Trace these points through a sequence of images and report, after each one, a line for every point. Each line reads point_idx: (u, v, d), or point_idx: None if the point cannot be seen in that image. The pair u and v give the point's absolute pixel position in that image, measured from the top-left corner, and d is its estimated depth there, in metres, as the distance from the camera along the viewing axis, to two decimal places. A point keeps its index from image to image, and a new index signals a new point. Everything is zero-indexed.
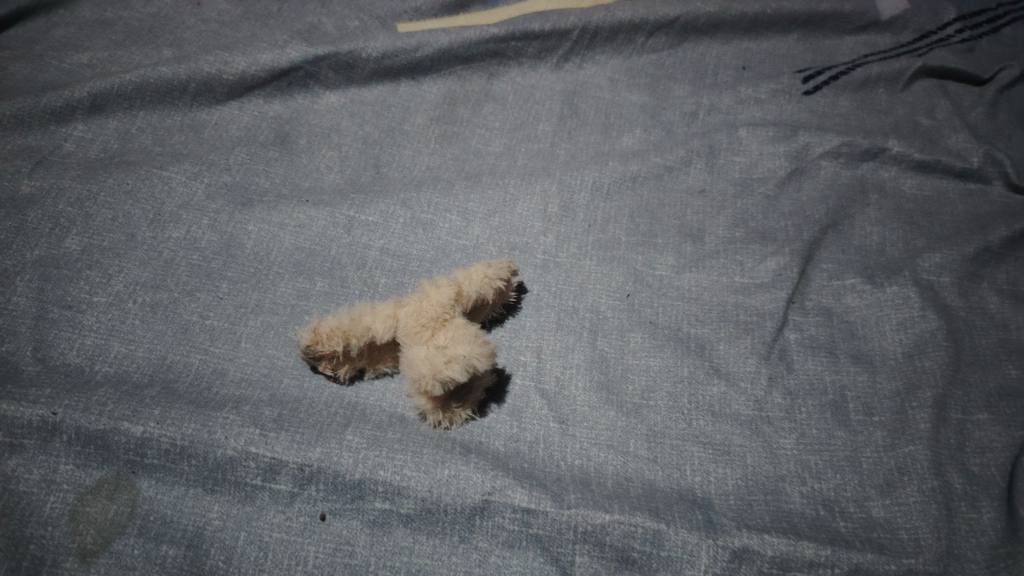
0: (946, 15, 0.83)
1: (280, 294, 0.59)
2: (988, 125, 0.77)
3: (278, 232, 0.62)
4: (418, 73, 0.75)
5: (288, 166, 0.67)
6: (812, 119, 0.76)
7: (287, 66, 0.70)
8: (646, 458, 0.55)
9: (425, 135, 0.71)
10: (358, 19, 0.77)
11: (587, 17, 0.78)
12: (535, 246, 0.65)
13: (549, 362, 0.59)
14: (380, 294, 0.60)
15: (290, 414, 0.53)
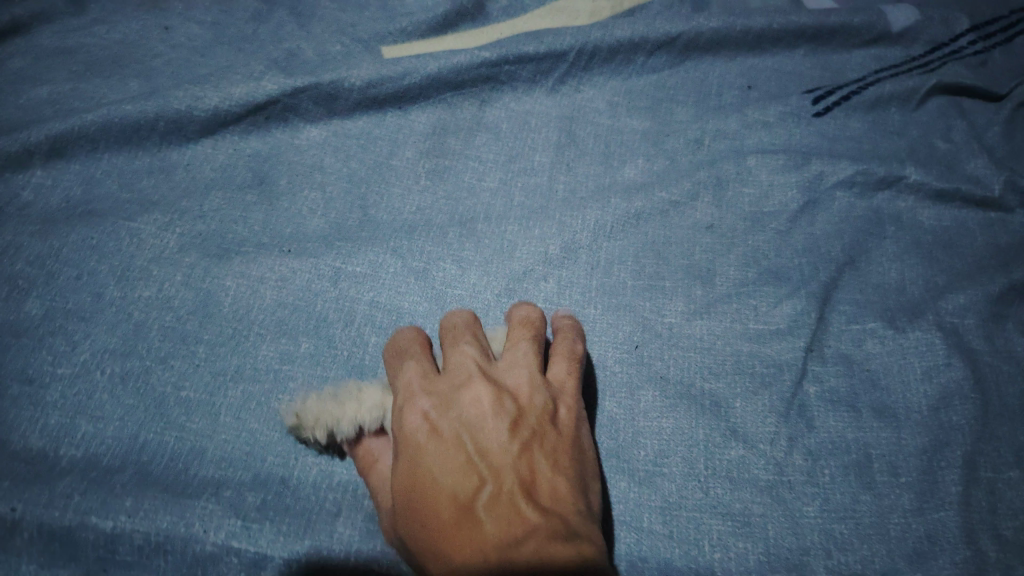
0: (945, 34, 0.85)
1: (262, 358, 0.54)
2: (1008, 146, 0.77)
3: (258, 286, 0.58)
4: (406, 101, 0.70)
5: (268, 210, 0.62)
6: (824, 143, 0.74)
7: (264, 100, 0.66)
8: (663, 535, 0.51)
9: (415, 170, 0.67)
10: (341, 43, 0.73)
11: (584, 38, 0.75)
12: (535, 294, 0.61)
13: None
14: (370, 355, 0.55)
15: (275, 499, 0.49)
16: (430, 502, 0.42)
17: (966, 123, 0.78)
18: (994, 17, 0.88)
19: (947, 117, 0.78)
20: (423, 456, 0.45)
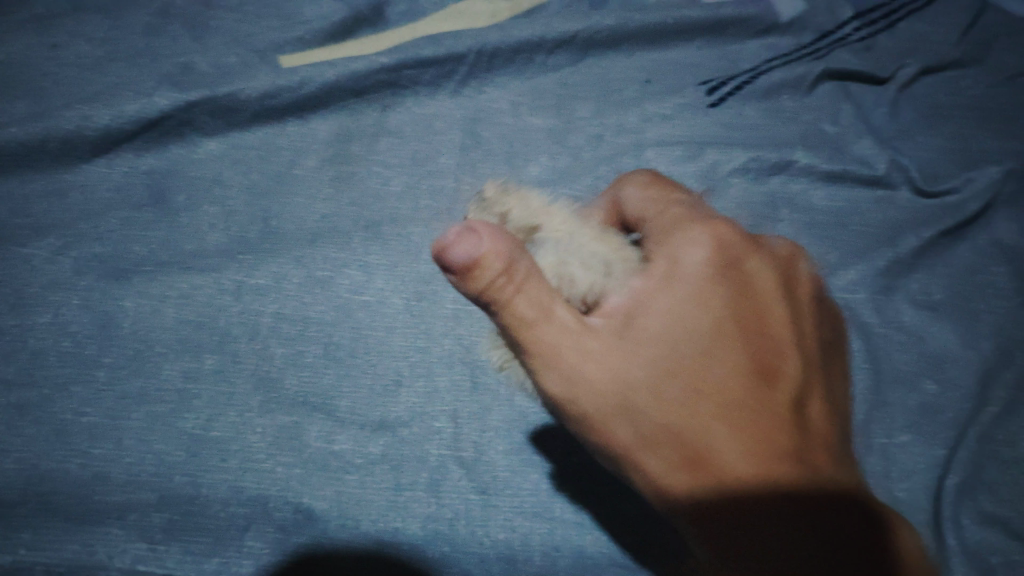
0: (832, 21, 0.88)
1: (166, 378, 0.54)
2: (893, 126, 0.80)
3: (160, 305, 0.57)
4: (307, 111, 0.70)
5: (169, 228, 0.61)
6: (720, 132, 0.77)
7: (157, 116, 0.65)
8: (576, 523, 0.52)
9: (318, 179, 0.66)
10: (236, 54, 0.72)
11: (482, 40, 0.76)
12: (443, 295, 0.61)
13: (465, 426, 0.55)
14: (277, 367, 0.55)
15: (183, 520, 0.48)
16: (719, 390, 0.44)
17: (853, 107, 0.81)
18: (876, 4, 0.91)
19: (835, 102, 0.82)
20: (691, 321, 0.45)
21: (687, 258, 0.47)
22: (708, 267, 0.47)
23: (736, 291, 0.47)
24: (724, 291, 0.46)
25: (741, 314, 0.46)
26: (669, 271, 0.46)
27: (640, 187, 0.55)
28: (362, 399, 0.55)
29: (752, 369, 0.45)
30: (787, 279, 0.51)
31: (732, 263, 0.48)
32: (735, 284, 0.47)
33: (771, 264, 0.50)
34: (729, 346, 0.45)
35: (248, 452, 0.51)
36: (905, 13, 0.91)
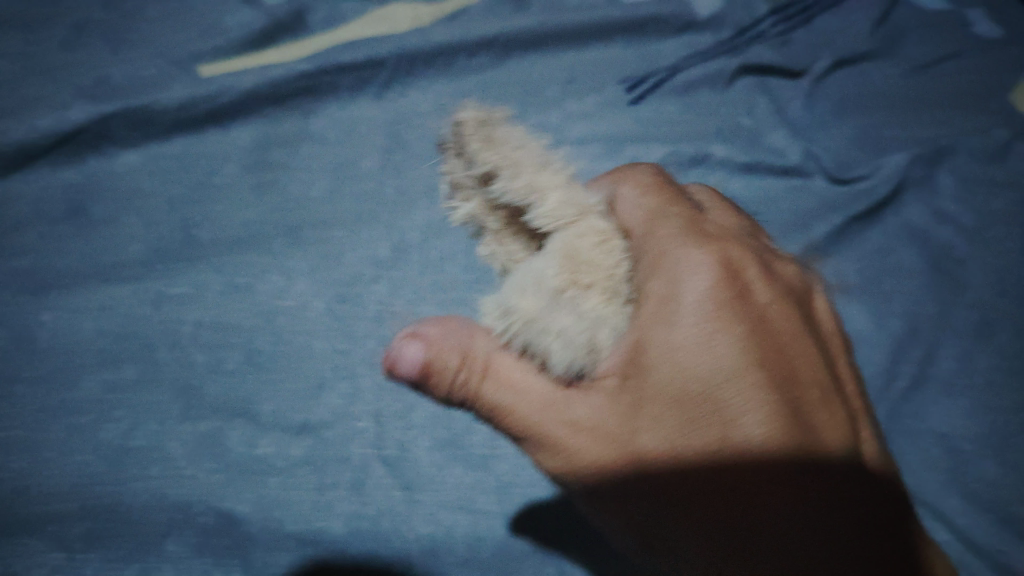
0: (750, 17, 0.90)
1: (85, 389, 0.54)
2: (807, 117, 0.83)
3: (79, 317, 0.58)
4: (227, 120, 0.70)
5: (87, 240, 0.62)
6: (640, 129, 0.79)
7: (72, 130, 0.65)
8: (498, 513, 0.53)
9: (240, 187, 0.67)
10: (155, 66, 0.72)
11: (402, 44, 0.76)
12: (367, 297, 0.62)
13: (389, 425, 0.56)
14: (198, 374, 0.56)
15: (102, 527, 0.48)
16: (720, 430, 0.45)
17: (768, 100, 0.84)
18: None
19: (751, 96, 0.84)
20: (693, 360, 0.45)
21: (690, 286, 0.47)
22: (706, 288, 0.47)
23: (732, 304, 0.48)
24: (724, 310, 0.47)
25: (740, 325, 0.47)
26: (665, 303, 0.46)
27: (636, 189, 0.59)
28: (285, 402, 0.56)
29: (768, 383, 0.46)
30: (780, 292, 0.52)
31: (725, 280, 0.48)
32: (730, 298, 0.48)
33: (762, 277, 0.52)
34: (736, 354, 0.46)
35: (170, 460, 0.52)
36: (822, 7, 0.93)
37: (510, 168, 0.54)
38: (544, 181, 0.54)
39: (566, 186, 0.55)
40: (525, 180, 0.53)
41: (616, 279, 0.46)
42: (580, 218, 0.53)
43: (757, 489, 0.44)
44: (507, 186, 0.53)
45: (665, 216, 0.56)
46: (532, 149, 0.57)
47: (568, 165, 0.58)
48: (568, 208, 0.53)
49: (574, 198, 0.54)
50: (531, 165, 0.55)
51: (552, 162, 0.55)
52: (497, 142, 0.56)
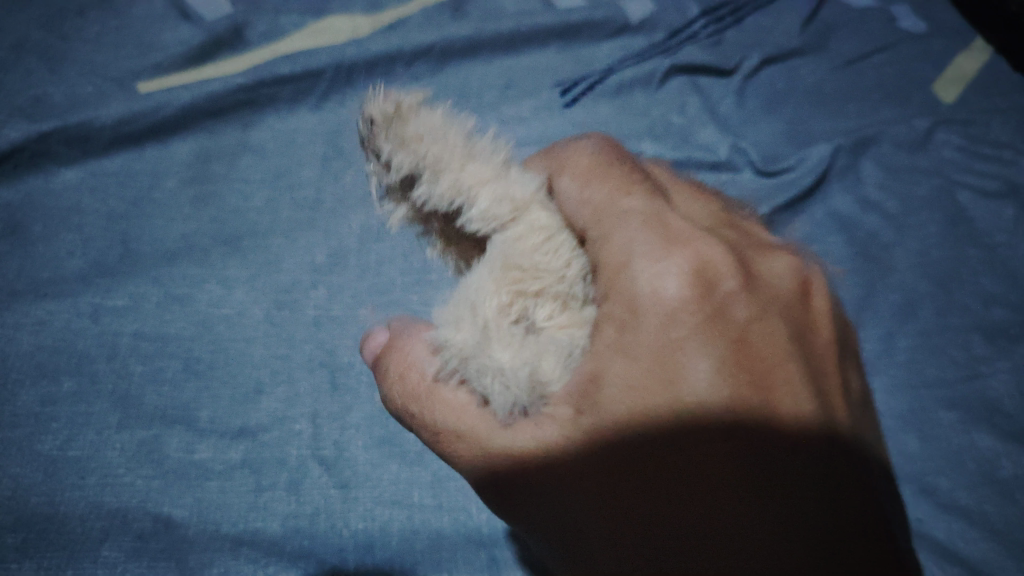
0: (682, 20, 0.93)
1: (22, 403, 0.55)
2: (739, 115, 0.85)
3: (14, 334, 0.58)
4: (165, 135, 0.71)
5: (23, 257, 0.62)
6: (575, 130, 0.81)
7: (8, 148, 0.65)
8: (433, 506, 0.55)
9: (177, 201, 0.68)
10: (91, 84, 0.72)
11: (339, 55, 0.78)
12: (304, 302, 0.63)
13: (325, 427, 0.57)
14: (136, 384, 0.57)
15: (37, 538, 0.49)
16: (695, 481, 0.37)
17: (701, 99, 0.86)
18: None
19: (683, 95, 0.86)
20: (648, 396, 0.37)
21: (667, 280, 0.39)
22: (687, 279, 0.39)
23: (715, 292, 0.39)
24: (702, 300, 0.39)
25: (719, 309, 0.39)
26: (632, 308, 0.38)
27: (578, 175, 0.43)
28: (223, 409, 0.57)
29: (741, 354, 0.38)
30: (793, 268, 0.45)
31: (708, 261, 0.40)
32: (711, 283, 0.39)
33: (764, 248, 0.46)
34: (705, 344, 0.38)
35: (107, 468, 0.53)
36: (751, 9, 0.96)
37: (429, 166, 0.39)
38: (472, 175, 0.40)
39: (495, 175, 0.40)
40: (448, 177, 0.39)
41: (567, 286, 0.39)
42: (522, 214, 0.40)
43: (734, 487, 0.37)
44: (433, 190, 0.40)
45: (636, 174, 0.45)
46: (460, 138, 0.41)
47: (496, 147, 0.43)
48: (503, 196, 0.40)
49: (509, 186, 0.40)
50: (453, 159, 0.40)
51: (477, 150, 0.41)
52: (410, 141, 0.40)
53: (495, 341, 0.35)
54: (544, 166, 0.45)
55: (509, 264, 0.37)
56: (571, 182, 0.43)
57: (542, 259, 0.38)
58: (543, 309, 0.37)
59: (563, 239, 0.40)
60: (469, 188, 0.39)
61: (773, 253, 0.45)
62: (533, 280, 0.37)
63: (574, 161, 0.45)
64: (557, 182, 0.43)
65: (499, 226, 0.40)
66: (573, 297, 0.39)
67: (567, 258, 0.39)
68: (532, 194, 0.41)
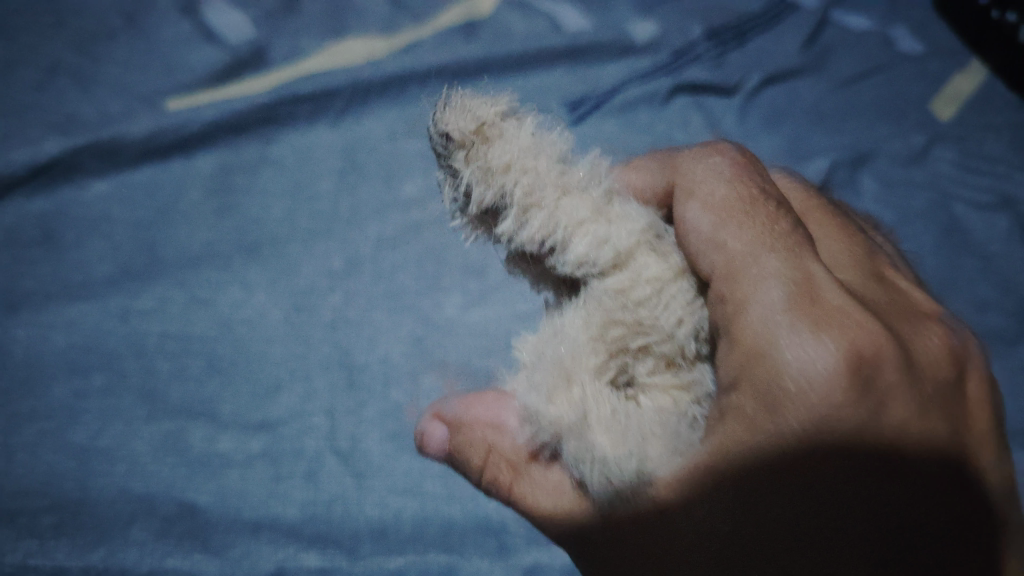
0: (692, 37, 0.91)
1: (55, 398, 0.60)
2: (739, 131, 0.86)
3: (49, 332, 0.63)
4: (190, 149, 0.74)
5: (56, 264, 0.66)
6: (581, 146, 0.82)
7: (46, 161, 0.70)
8: (443, 496, 0.58)
9: (202, 210, 0.71)
10: (121, 103, 0.75)
11: (356, 74, 0.79)
12: (322, 305, 0.66)
13: (341, 422, 0.60)
14: (163, 380, 0.61)
15: (71, 518, 0.55)
16: None
17: (703, 117, 0.87)
18: (730, 23, 0.93)
19: (687, 116, 0.87)
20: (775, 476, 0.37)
21: (811, 357, 0.37)
22: (837, 366, 0.37)
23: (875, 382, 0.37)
24: (858, 392, 0.37)
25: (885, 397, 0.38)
26: (759, 425, 0.38)
27: (705, 213, 0.43)
28: (244, 402, 0.61)
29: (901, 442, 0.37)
30: (953, 342, 0.43)
31: (874, 354, 0.38)
32: (872, 376, 0.37)
33: (925, 317, 0.44)
34: (871, 427, 0.37)
35: (135, 456, 0.58)
36: (756, 24, 0.94)
37: (532, 204, 0.42)
38: (568, 214, 0.41)
39: (595, 214, 0.42)
40: (542, 216, 0.41)
41: (676, 350, 0.41)
42: (625, 262, 0.41)
43: None
44: (529, 224, 0.42)
45: (784, 240, 0.42)
46: (551, 159, 0.43)
47: (590, 170, 0.44)
48: (604, 238, 0.41)
49: (612, 229, 0.41)
50: (547, 194, 0.42)
51: (572, 183, 0.43)
52: (498, 173, 0.42)
53: (591, 396, 0.40)
54: (657, 180, 0.47)
55: (612, 321, 0.40)
56: (705, 221, 0.43)
57: (648, 313, 0.40)
58: (645, 364, 0.41)
59: (676, 288, 0.42)
60: (569, 228, 0.41)
61: (937, 323, 0.44)
62: (636, 335, 0.40)
63: (706, 196, 0.44)
64: (687, 212, 0.44)
65: (601, 269, 0.41)
66: (683, 356, 0.41)
67: (677, 313, 0.41)
68: (638, 237, 0.42)
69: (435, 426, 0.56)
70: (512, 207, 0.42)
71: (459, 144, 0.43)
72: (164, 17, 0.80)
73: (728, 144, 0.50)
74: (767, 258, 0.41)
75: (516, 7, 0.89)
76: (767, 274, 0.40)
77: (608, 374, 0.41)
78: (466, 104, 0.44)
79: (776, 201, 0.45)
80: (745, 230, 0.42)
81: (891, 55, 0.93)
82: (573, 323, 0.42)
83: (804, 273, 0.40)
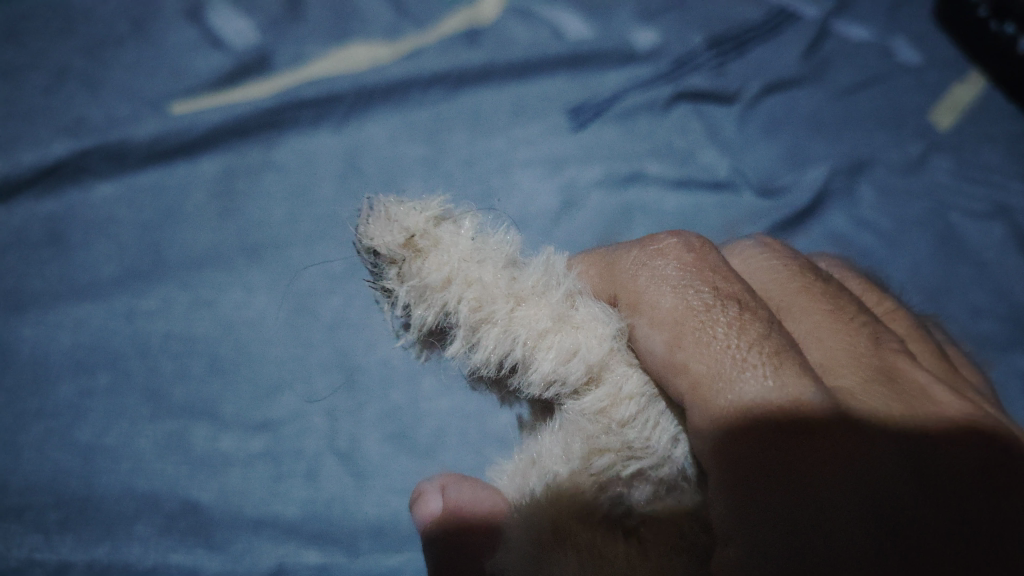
0: (693, 43, 0.91)
1: (61, 396, 0.62)
2: (739, 138, 0.87)
3: (56, 331, 0.65)
4: (194, 152, 0.74)
5: (64, 264, 0.68)
6: (580, 153, 0.83)
7: (53, 163, 0.72)
8: None
9: (206, 213, 0.71)
10: (128, 106, 0.76)
11: (360, 81, 0.80)
12: (323, 307, 0.66)
13: (341, 422, 0.62)
14: (168, 380, 0.63)
15: (78, 514, 0.59)
16: None
17: (703, 124, 0.87)
18: (731, 31, 0.93)
19: (686, 124, 0.87)
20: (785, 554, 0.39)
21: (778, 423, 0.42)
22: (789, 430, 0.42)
23: (854, 458, 0.41)
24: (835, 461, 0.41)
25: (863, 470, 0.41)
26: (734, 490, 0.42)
27: (665, 332, 0.48)
28: (245, 404, 0.62)
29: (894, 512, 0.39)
30: (961, 425, 0.44)
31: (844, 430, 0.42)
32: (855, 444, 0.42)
33: (929, 403, 0.46)
34: (851, 497, 0.40)
35: (139, 454, 0.61)
36: (756, 36, 0.93)
37: (483, 320, 0.53)
38: (529, 335, 0.52)
39: (554, 323, 0.52)
40: (496, 332, 0.52)
41: (674, 471, 0.50)
42: (597, 376, 0.51)
43: None
44: (489, 342, 0.53)
45: (763, 352, 0.45)
46: (489, 270, 0.54)
47: (533, 273, 0.55)
48: (570, 352, 0.51)
49: (577, 343, 0.51)
50: (500, 310, 0.53)
51: (524, 294, 0.53)
52: (437, 290, 0.54)
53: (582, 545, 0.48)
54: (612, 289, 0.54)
55: (601, 450, 0.50)
56: (660, 343, 0.48)
57: (634, 436, 0.50)
58: (640, 491, 0.50)
59: (654, 408, 0.51)
60: (531, 344, 0.52)
61: (939, 404, 0.46)
62: (626, 462, 0.50)
63: (657, 308, 0.49)
64: (637, 328, 0.50)
65: (571, 386, 0.52)
66: (662, 477, 0.50)
67: (668, 435, 0.50)
68: (607, 346, 0.52)
69: (431, 497, 0.58)
70: (463, 326, 0.54)
71: (389, 256, 0.56)
72: (171, 22, 0.80)
73: (682, 240, 0.53)
74: (743, 368, 0.45)
75: (519, 14, 0.88)
76: (747, 376, 0.44)
77: (598, 508, 0.50)
78: (393, 218, 0.56)
79: (735, 301, 0.48)
80: (706, 345, 0.46)
81: (892, 64, 0.93)
82: (553, 457, 0.52)
83: (792, 380, 0.44)
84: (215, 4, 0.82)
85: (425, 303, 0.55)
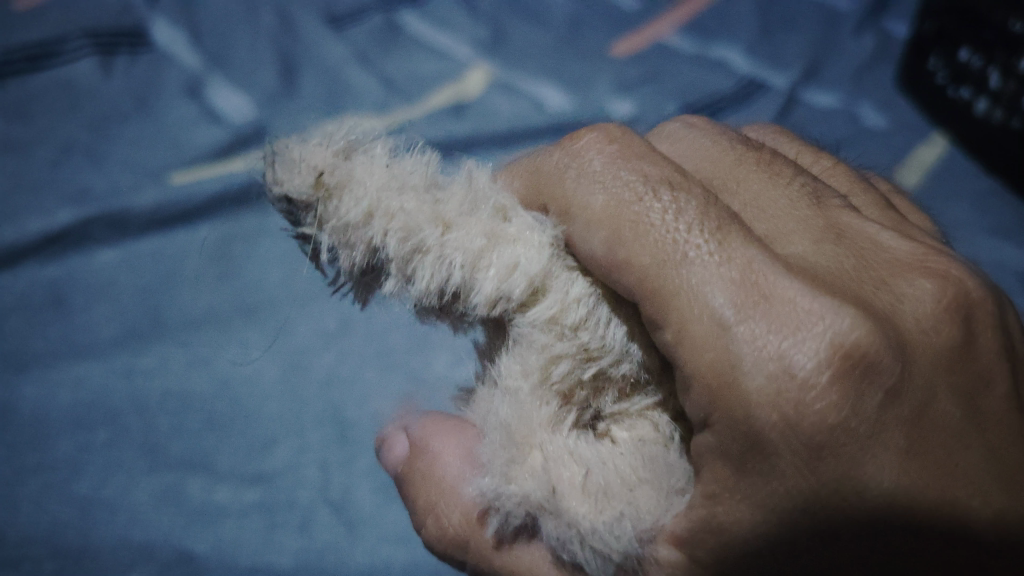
0: (670, 109, 0.95)
1: (59, 453, 0.64)
2: None
3: (56, 390, 0.67)
4: (194, 220, 0.77)
5: (64, 325, 0.70)
6: None
7: (57, 230, 0.75)
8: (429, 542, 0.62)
9: (203, 276, 0.73)
10: (131, 176, 0.79)
11: None
12: (313, 367, 0.68)
13: (334, 476, 0.64)
14: (166, 435, 0.65)
15: (72, 565, 0.59)
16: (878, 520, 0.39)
17: None
18: (704, 100, 0.97)
19: None
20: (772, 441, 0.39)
21: (798, 361, 0.39)
22: (752, 315, 0.40)
23: (870, 386, 0.39)
24: (853, 392, 0.39)
25: (879, 397, 0.39)
26: (746, 437, 0.40)
27: (599, 230, 0.43)
28: (240, 457, 0.64)
29: (910, 448, 0.39)
30: (915, 275, 0.44)
31: (820, 312, 0.40)
32: (872, 368, 0.39)
33: (898, 282, 0.44)
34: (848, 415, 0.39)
35: (135, 506, 0.62)
36: (728, 103, 0.98)
37: (414, 250, 0.45)
38: (461, 253, 0.44)
39: (489, 239, 0.45)
40: (430, 261, 0.45)
41: (635, 367, 0.44)
42: (543, 290, 0.44)
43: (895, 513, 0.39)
44: (421, 273, 0.45)
45: (705, 230, 0.43)
46: (411, 193, 0.47)
47: (458, 191, 0.47)
48: (510, 266, 0.44)
49: (517, 256, 0.44)
50: (430, 236, 0.45)
51: (452, 215, 0.46)
52: (358, 226, 0.46)
53: (552, 454, 0.43)
54: (537, 198, 0.48)
55: (557, 356, 0.44)
56: (598, 242, 0.43)
57: (588, 337, 0.44)
58: (608, 396, 0.45)
59: (603, 308, 0.44)
60: (469, 266, 0.44)
61: (902, 282, 0.44)
62: (585, 367, 0.44)
63: (589, 209, 0.44)
64: (573, 234, 0.44)
65: (517, 301, 0.44)
66: (624, 376, 0.45)
67: (622, 331, 0.44)
68: (547, 255, 0.45)
69: (398, 442, 0.56)
70: (393, 261, 0.46)
71: (301, 200, 0.49)
72: (172, 101, 0.85)
73: (606, 129, 0.48)
74: (687, 252, 0.42)
75: (501, 90, 0.93)
76: (692, 260, 0.42)
77: (566, 420, 0.44)
78: (294, 156, 0.49)
79: (668, 182, 0.45)
80: (645, 242, 0.42)
81: (860, 128, 0.98)
82: (511, 373, 0.45)
83: (737, 252, 0.42)
84: (214, 83, 0.87)
85: (347, 245, 0.48)
